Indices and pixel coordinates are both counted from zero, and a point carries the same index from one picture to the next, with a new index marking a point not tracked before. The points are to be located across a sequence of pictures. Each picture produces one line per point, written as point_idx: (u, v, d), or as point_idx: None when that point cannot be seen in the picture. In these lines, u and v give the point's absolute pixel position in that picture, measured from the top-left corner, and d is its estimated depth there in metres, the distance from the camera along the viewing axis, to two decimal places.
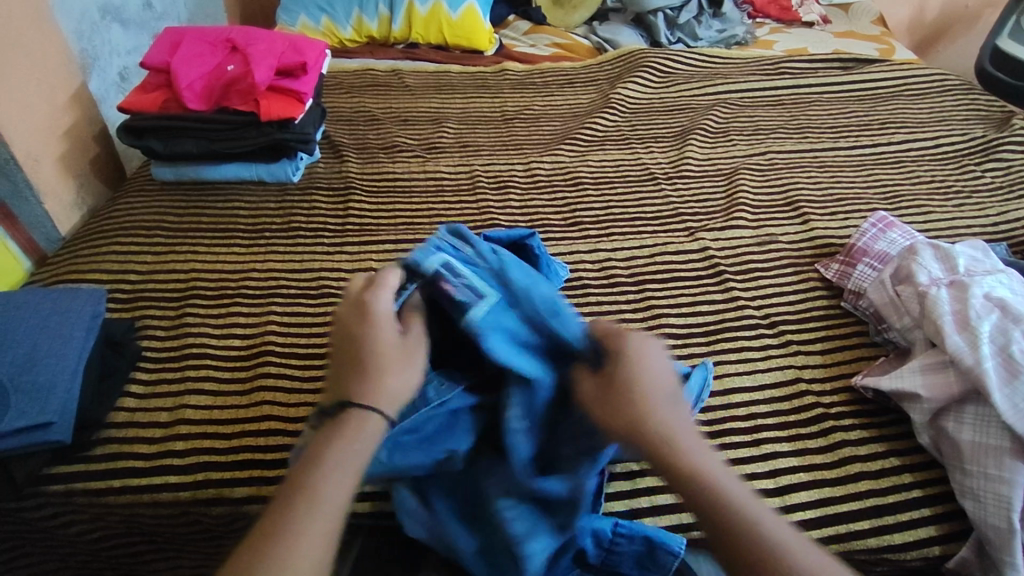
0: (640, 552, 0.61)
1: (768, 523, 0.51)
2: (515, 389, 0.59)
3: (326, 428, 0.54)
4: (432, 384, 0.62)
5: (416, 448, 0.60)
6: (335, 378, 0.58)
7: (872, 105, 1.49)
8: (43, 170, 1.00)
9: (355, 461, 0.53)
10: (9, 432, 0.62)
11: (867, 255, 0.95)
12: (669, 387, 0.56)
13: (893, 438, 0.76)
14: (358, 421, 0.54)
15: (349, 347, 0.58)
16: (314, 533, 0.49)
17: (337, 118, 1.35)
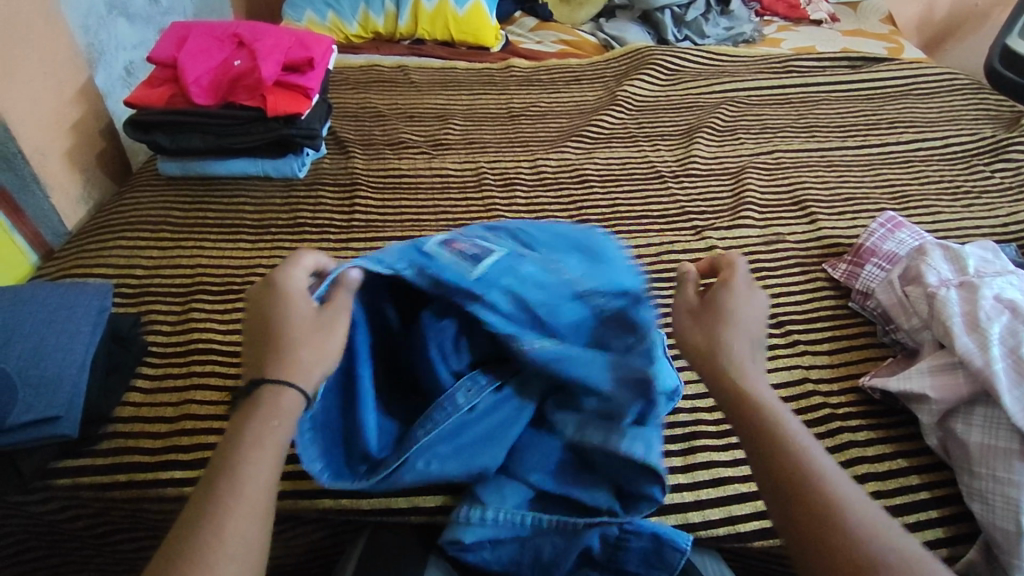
0: (647, 549, 0.61)
1: (826, 465, 0.50)
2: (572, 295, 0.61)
3: (243, 411, 0.52)
4: (460, 391, 0.61)
5: (452, 457, 0.61)
6: (251, 357, 0.56)
7: (880, 104, 1.48)
8: (49, 164, 1.00)
9: (278, 437, 0.51)
10: (16, 426, 0.62)
11: (875, 255, 0.95)
12: (756, 333, 0.58)
13: (901, 439, 0.75)
14: (273, 397, 0.53)
15: (261, 324, 0.57)
16: (248, 508, 0.47)
17: (343, 114, 1.35)
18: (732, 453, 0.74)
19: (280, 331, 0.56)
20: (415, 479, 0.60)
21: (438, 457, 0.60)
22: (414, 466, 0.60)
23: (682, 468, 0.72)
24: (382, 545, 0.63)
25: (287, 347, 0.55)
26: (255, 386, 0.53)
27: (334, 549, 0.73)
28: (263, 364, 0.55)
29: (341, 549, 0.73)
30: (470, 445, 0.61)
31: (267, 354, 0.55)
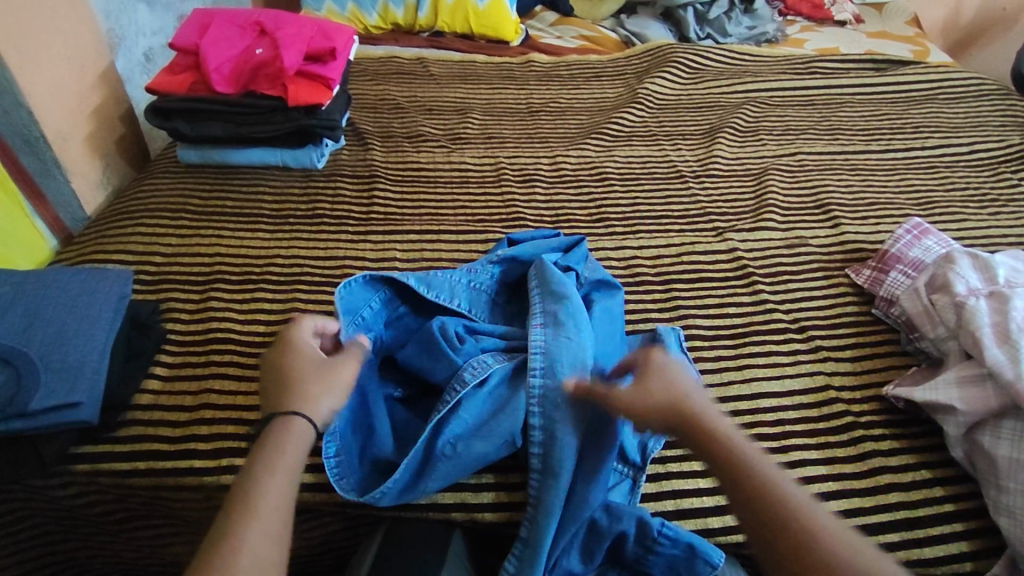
0: (679, 556, 0.61)
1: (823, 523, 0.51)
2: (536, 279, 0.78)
3: (260, 443, 0.55)
4: (468, 370, 0.67)
5: (475, 435, 0.65)
6: (265, 399, 0.60)
7: (905, 108, 1.45)
8: (70, 149, 1.00)
9: (289, 462, 0.54)
10: (37, 411, 0.61)
11: (900, 263, 0.93)
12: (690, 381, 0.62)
13: (925, 449, 0.74)
14: (288, 430, 0.56)
15: (272, 374, 0.62)
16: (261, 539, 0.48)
17: (361, 105, 1.34)
18: None
19: (291, 374, 0.61)
20: (448, 462, 0.63)
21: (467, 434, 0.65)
22: (444, 448, 0.64)
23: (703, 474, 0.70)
24: (401, 538, 0.63)
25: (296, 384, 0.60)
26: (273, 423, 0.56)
27: (347, 543, 0.73)
28: (275, 402, 0.59)
29: (354, 543, 0.72)
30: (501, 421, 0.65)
31: (278, 393, 0.59)
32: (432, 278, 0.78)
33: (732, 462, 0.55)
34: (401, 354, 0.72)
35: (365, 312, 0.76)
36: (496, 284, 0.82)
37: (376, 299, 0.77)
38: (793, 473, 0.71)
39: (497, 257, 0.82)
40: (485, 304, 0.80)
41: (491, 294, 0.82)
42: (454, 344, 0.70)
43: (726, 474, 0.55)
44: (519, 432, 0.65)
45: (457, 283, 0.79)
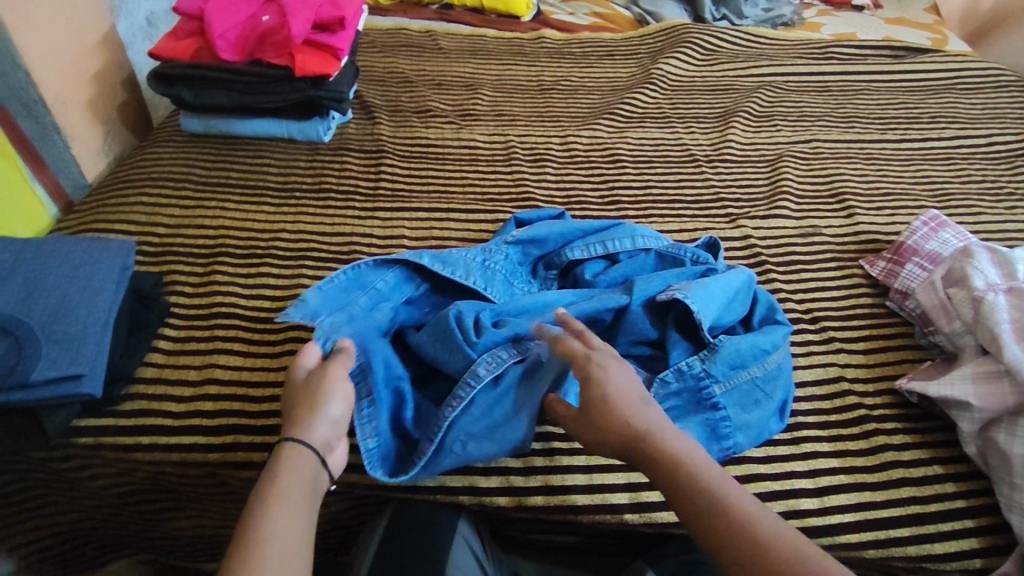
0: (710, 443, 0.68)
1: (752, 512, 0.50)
2: (593, 261, 0.81)
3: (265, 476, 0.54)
4: (484, 365, 0.65)
5: (486, 437, 0.64)
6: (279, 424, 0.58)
7: (923, 97, 1.43)
8: (70, 114, 0.97)
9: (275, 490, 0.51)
10: (38, 382, 0.60)
11: (916, 255, 0.92)
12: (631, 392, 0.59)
13: (938, 445, 0.73)
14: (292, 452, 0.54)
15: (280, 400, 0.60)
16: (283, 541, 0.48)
17: (369, 77, 1.31)
18: (765, 449, 0.71)
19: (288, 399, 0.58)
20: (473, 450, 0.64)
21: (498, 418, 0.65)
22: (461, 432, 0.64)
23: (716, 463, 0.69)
24: (407, 523, 0.63)
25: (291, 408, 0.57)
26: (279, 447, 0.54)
27: (354, 521, 0.72)
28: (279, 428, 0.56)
29: (360, 521, 0.72)
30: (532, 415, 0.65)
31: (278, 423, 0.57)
32: (447, 256, 0.77)
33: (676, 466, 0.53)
34: (416, 336, 0.70)
35: (380, 290, 0.74)
36: (509, 262, 0.81)
37: (389, 279, 0.75)
38: (805, 463, 0.70)
39: (512, 239, 0.82)
40: (502, 287, 0.77)
41: (508, 276, 0.79)
42: (468, 333, 0.67)
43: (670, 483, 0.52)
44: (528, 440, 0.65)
45: (471, 261, 0.78)
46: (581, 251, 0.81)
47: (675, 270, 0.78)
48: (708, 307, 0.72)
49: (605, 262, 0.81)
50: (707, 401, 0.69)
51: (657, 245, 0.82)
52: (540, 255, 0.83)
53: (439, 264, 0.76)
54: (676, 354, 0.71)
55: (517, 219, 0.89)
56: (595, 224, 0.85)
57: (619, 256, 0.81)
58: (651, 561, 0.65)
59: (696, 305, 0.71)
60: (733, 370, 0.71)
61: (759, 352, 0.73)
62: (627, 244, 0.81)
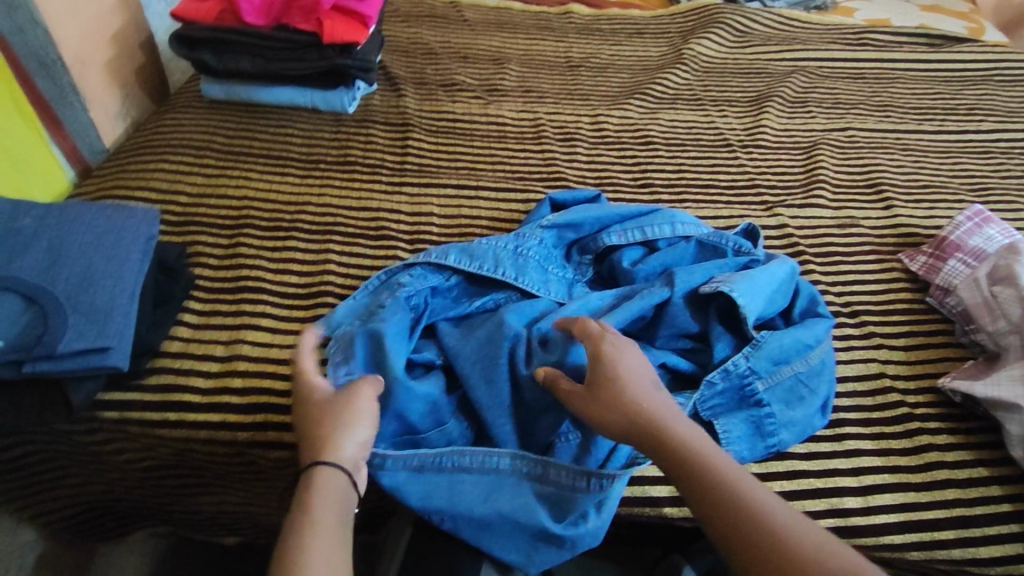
0: (752, 441, 0.67)
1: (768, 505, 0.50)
2: (631, 249, 0.78)
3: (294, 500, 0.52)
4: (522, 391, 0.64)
5: (483, 494, 0.59)
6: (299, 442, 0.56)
7: (960, 87, 1.38)
8: (88, 76, 0.93)
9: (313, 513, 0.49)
10: (65, 354, 0.57)
11: (960, 250, 0.89)
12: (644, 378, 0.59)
13: (982, 446, 0.72)
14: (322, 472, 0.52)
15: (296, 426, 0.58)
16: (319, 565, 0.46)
17: (392, 48, 1.27)
18: (806, 445, 0.70)
19: (308, 422, 0.56)
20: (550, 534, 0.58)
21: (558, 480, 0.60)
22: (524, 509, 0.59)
23: (758, 459, 0.67)
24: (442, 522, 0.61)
25: (315, 430, 0.55)
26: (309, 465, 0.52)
27: (382, 505, 0.70)
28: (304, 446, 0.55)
29: (390, 506, 0.70)
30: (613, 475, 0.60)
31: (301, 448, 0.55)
32: (473, 249, 0.74)
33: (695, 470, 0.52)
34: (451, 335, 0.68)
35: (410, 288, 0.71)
36: (543, 247, 0.78)
37: (419, 272, 0.74)
38: (848, 461, 0.69)
39: (546, 223, 0.79)
40: (536, 273, 0.74)
41: (542, 261, 0.76)
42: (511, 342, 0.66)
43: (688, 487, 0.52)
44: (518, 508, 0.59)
45: (502, 251, 0.74)
46: (619, 236, 0.78)
47: (717, 262, 0.75)
48: (754, 299, 0.69)
49: (643, 250, 0.79)
50: (751, 398, 0.67)
51: (698, 233, 0.79)
52: (575, 240, 0.81)
53: (467, 258, 0.74)
54: (718, 349, 0.69)
55: (551, 200, 0.86)
56: (634, 207, 0.82)
57: (658, 244, 0.78)
58: (689, 556, 0.63)
59: (742, 299, 0.69)
60: (776, 365, 0.69)
61: (800, 347, 0.70)
62: (667, 231, 0.78)
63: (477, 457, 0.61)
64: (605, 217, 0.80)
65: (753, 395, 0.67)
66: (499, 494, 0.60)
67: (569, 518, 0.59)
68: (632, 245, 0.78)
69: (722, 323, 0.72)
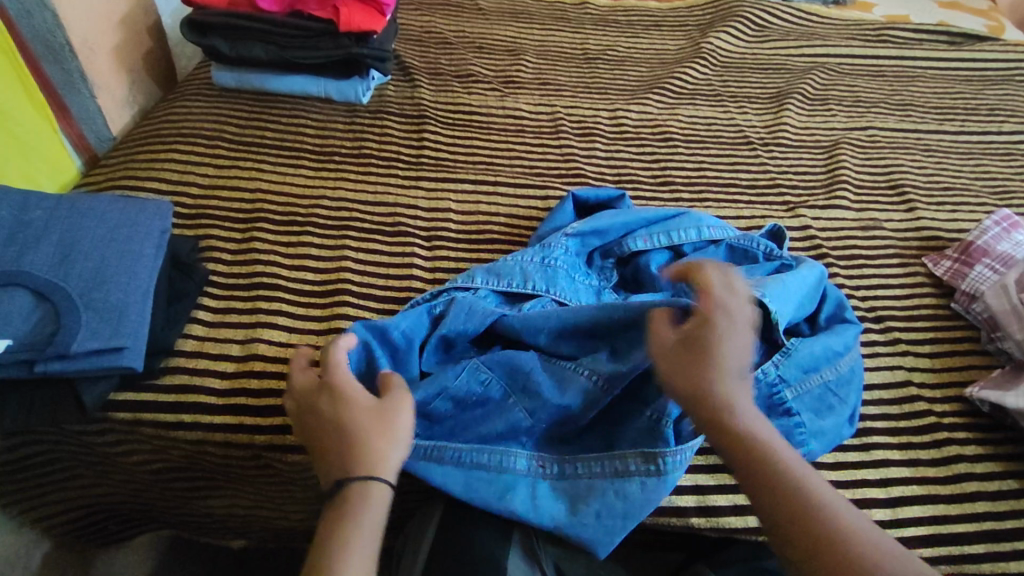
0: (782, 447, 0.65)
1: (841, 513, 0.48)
2: (656, 254, 0.76)
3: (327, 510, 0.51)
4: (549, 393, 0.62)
5: (498, 490, 0.59)
6: (326, 444, 0.54)
7: (982, 86, 1.35)
8: (97, 61, 0.91)
9: (371, 526, 0.50)
10: (79, 354, 0.56)
11: (987, 256, 0.87)
12: (740, 362, 0.55)
13: (1010, 457, 0.71)
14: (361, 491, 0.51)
15: (313, 421, 0.56)
16: None
17: (406, 36, 1.24)
18: (833, 455, 0.69)
19: (346, 425, 0.54)
20: (567, 533, 0.58)
21: (583, 476, 0.61)
22: (543, 506, 0.59)
23: None
24: (454, 539, 0.58)
25: (359, 440, 0.53)
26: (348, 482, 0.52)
27: (399, 510, 0.69)
28: (340, 455, 0.53)
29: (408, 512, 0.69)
30: (630, 474, 0.60)
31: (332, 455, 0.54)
32: (500, 267, 0.73)
33: (766, 467, 0.51)
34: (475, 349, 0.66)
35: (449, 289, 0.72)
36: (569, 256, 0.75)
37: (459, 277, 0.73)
38: (876, 472, 0.68)
39: (571, 231, 0.77)
40: (567, 284, 0.72)
41: (570, 271, 0.74)
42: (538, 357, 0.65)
43: (751, 474, 0.51)
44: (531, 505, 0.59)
45: (529, 265, 0.73)
46: (644, 242, 0.76)
47: (745, 267, 0.74)
48: (785, 306, 0.68)
49: (669, 254, 0.77)
50: (779, 407, 0.66)
51: (726, 236, 0.78)
52: (602, 247, 0.78)
53: (495, 278, 0.72)
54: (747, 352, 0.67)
55: (571, 197, 0.84)
56: (657, 211, 0.81)
57: (684, 248, 0.77)
58: (714, 566, 0.61)
59: (774, 305, 0.67)
60: (805, 373, 0.67)
61: (828, 354, 0.69)
62: (693, 235, 0.77)
63: (495, 455, 0.61)
64: (627, 223, 0.79)
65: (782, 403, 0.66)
66: (514, 491, 0.59)
67: (586, 515, 0.59)
68: (657, 251, 0.76)
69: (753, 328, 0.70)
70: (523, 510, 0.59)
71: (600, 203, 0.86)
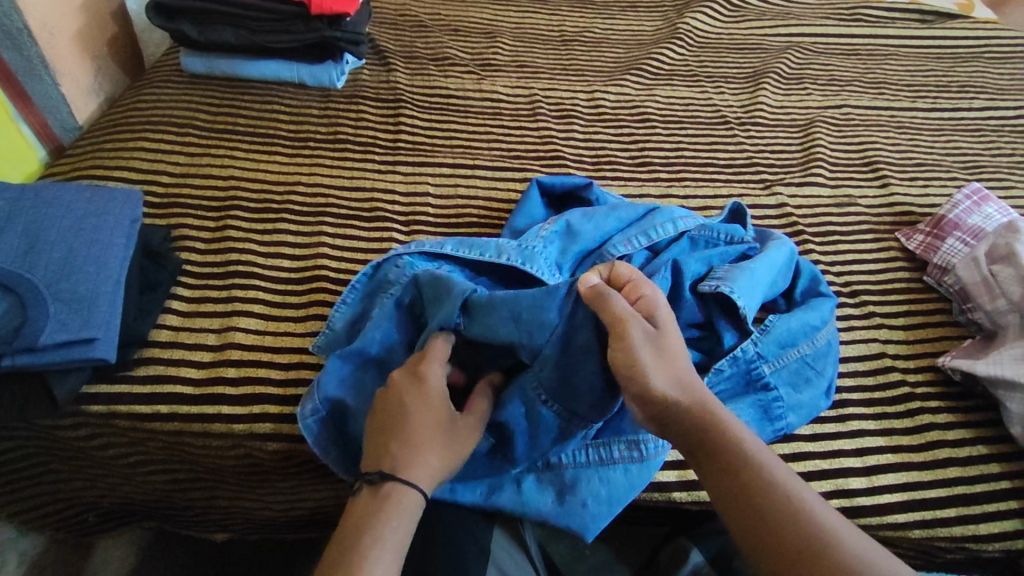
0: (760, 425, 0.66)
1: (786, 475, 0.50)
2: (638, 254, 0.72)
3: (365, 503, 0.51)
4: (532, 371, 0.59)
5: (485, 490, 0.61)
6: (389, 442, 0.53)
7: (953, 64, 1.37)
8: (58, 46, 0.88)
9: (399, 537, 0.50)
10: (48, 346, 0.55)
11: (958, 229, 0.89)
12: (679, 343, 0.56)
13: (980, 424, 0.73)
14: (400, 497, 0.51)
15: (389, 414, 0.55)
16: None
17: (380, 20, 1.22)
18: (811, 426, 0.70)
19: (417, 431, 0.53)
20: (556, 522, 0.60)
21: (568, 466, 0.61)
22: (531, 500, 0.60)
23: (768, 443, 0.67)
24: (439, 522, 0.59)
25: (424, 453, 0.53)
26: (392, 486, 0.51)
27: None
28: (400, 456, 0.52)
29: None
30: (614, 460, 0.61)
31: (394, 451, 0.53)
32: (472, 241, 0.69)
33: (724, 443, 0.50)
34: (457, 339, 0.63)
35: (408, 258, 0.68)
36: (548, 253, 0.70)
37: (416, 245, 0.69)
38: (852, 442, 0.69)
39: (546, 231, 0.72)
40: (545, 261, 0.68)
41: (548, 260, 0.69)
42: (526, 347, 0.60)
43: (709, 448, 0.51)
44: (521, 503, 0.60)
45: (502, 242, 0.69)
46: (625, 246, 0.71)
47: (714, 250, 0.73)
48: (752, 295, 0.67)
49: (648, 254, 0.73)
50: (758, 382, 0.67)
51: (693, 226, 0.76)
52: (583, 253, 0.72)
53: (465, 246, 0.68)
54: (724, 339, 0.67)
55: (536, 184, 0.84)
56: (630, 210, 0.77)
57: (659, 244, 0.73)
58: (695, 539, 0.63)
59: (742, 299, 0.66)
60: (783, 349, 0.69)
61: (805, 329, 0.70)
62: (670, 229, 0.73)
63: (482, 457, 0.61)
64: (598, 218, 0.75)
65: (759, 384, 0.67)
66: (501, 489, 0.61)
67: (574, 505, 0.60)
68: (637, 247, 0.72)
69: (727, 316, 0.69)
70: (510, 506, 0.60)
71: (567, 189, 0.84)
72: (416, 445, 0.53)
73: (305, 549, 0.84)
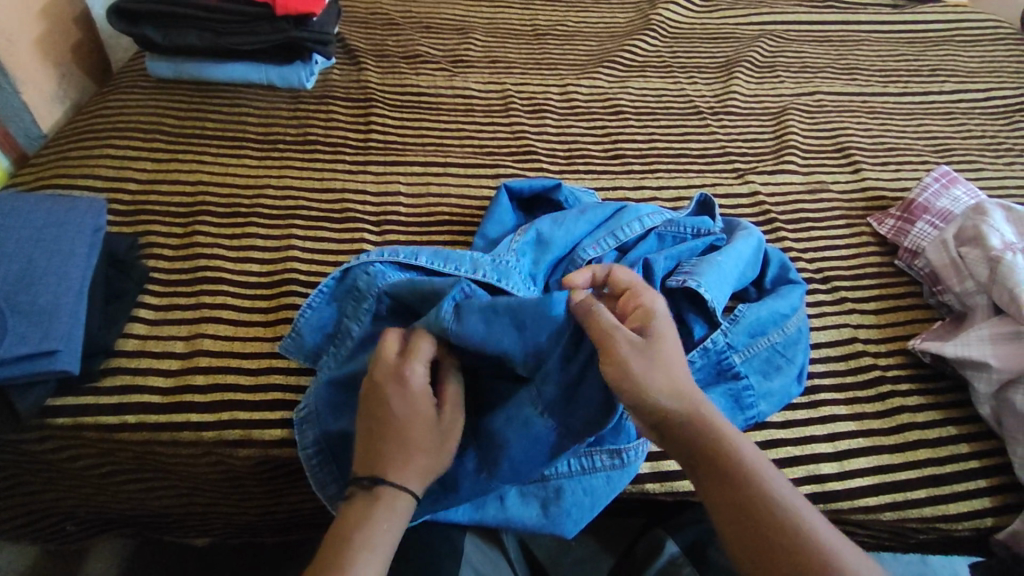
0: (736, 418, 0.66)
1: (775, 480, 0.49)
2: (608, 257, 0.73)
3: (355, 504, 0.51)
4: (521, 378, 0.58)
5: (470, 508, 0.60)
6: (376, 442, 0.53)
7: (923, 48, 1.38)
8: (18, 54, 0.87)
9: (388, 540, 0.50)
10: (7, 359, 0.54)
11: (927, 213, 0.90)
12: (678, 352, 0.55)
13: (950, 405, 0.74)
14: (391, 499, 0.51)
15: (374, 413, 0.53)
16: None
17: (350, 19, 1.21)
18: (783, 414, 0.71)
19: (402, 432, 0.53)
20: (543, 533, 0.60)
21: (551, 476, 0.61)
22: (518, 513, 0.60)
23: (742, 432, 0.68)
24: (427, 540, 0.58)
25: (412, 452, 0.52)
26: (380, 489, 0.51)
27: None
28: (386, 457, 0.52)
29: None
30: (596, 469, 0.61)
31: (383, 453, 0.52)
32: (445, 254, 0.68)
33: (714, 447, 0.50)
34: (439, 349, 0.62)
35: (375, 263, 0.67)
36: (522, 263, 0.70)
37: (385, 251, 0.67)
38: (823, 428, 0.70)
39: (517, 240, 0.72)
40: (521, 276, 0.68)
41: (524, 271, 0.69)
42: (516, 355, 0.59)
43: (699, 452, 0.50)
44: (506, 517, 0.60)
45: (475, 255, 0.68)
46: (594, 249, 0.72)
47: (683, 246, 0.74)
48: (722, 289, 0.68)
49: (617, 255, 0.74)
50: (728, 371, 0.67)
51: (661, 221, 0.76)
52: (554, 262, 0.72)
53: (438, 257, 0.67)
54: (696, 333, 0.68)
55: (506, 187, 0.83)
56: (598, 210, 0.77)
57: (628, 244, 0.74)
58: (671, 529, 0.64)
59: (710, 294, 0.67)
60: (753, 338, 0.69)
61: (774, 317, 0.70)
62: (636, 228, 0.74)
63: None
64: (566, 219, 0.75)
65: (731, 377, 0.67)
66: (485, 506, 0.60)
67: (559, 515, 0.60)
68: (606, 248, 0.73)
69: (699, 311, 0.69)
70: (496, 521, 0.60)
71: (536, 192, 0.84)
72: (404, 447, 0.52)
73: (287, 552, 0.84)
